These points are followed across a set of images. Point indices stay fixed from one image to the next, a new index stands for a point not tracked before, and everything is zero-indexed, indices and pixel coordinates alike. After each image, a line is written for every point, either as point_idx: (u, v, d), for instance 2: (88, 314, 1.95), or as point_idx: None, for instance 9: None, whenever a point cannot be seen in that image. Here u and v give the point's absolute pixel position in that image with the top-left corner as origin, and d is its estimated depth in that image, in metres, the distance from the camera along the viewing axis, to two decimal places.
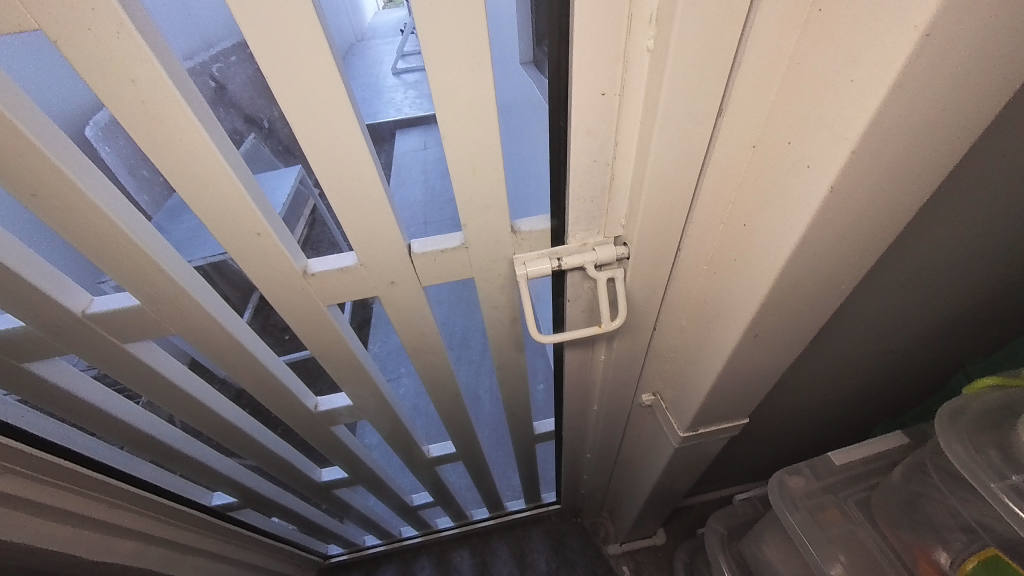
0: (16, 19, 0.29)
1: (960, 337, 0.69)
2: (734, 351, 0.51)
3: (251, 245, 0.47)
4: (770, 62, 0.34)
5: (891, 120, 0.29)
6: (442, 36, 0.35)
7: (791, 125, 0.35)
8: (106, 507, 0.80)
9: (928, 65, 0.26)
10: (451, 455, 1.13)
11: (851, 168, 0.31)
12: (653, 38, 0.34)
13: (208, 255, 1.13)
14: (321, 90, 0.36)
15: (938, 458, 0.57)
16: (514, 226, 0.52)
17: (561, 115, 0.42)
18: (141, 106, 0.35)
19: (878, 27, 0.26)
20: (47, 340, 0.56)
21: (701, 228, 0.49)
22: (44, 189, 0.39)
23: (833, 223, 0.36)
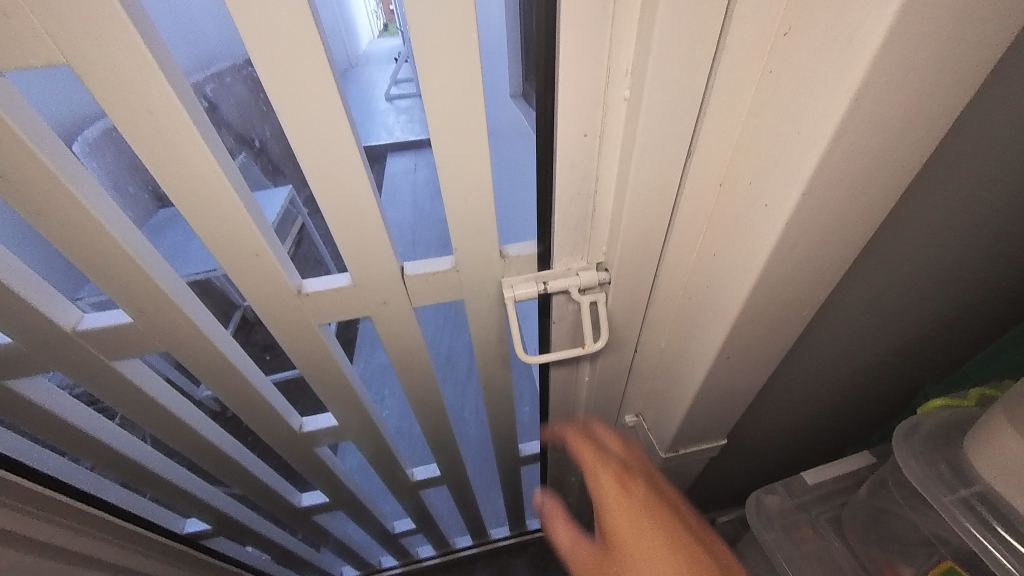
0: (44, 51, 0.32)
1: (917, 359, 0.73)
2: (709, 370, 0.54)
3: (248, 265, 0.49)
4: (730, 113, 0.39)
5: (834, 164, 0.33)
6: (440, 77, 0.38)
7: (752, 167, 0.39)
8: (72, 534, 0.75)
9: (860, 121, 0.31)
10: (434, 478, 1.12)
11: (803, 204, 0.36)
12: (628, 89, 0.39)
13: (208, 269, 1.21)
14: (327, 120, 0.40)
15: (897, 473, 0.59)
16: (503, 250, 0.55)
17: (547, 150, 0.45)
18: (154, 134, 0.37)
19: (818, 90, 0.31)
20: (31, 356, 0.56)
21: (675, 256, 0.52)
22: (49, 207, 0.41)
23: (790, 254, 0.40)
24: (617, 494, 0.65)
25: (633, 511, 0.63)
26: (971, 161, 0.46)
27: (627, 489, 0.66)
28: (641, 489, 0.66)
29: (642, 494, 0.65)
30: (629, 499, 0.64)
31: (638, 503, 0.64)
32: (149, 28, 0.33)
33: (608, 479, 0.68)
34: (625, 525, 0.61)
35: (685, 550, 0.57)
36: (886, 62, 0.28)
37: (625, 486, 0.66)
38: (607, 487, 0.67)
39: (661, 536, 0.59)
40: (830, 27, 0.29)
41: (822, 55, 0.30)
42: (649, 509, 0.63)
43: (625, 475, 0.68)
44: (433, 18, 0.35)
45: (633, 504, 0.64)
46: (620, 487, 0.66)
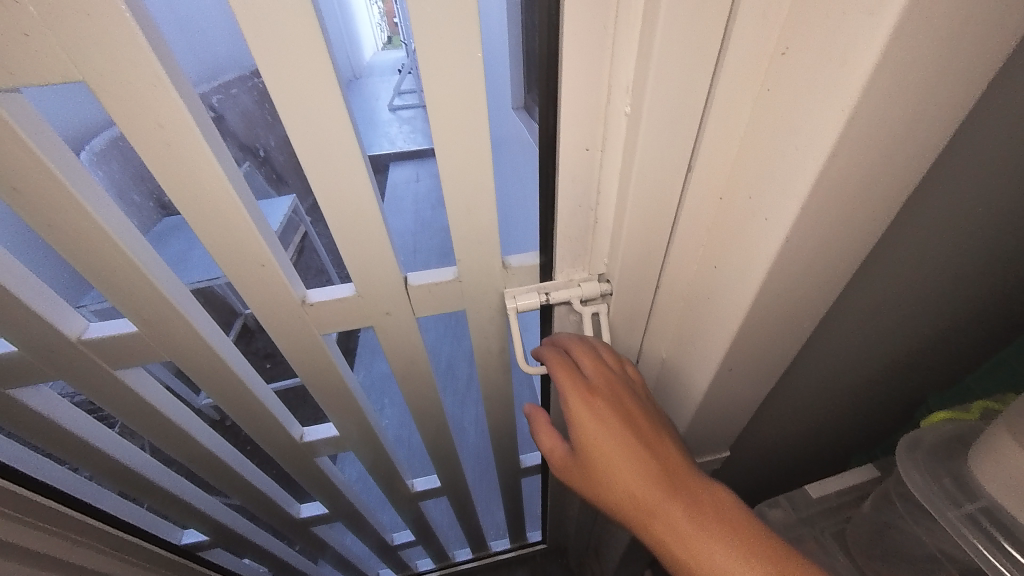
0: (62, 69, 0.33)
1: (916, 370, 0.72)
2: (711, 382, 0.54)
3: (253, 275, 0.50)
4: (728, 129, 0.39)
5: (831, 180, 0.34)
6: (445, 93, 0.39)
7: (750, 182, 0.39)
8: (70, 544, 0.75)
9: (856, 138, 0.31)
10: (434, 489, 1.11)
11: (802, 218, 0.36)
12: (629, 105, 0.39)
13: (211, 276, 1.22)
14: (334, 135, 0.40)
15: (901, 487, 0.58)
16: (505, 261, 0.56)
17: (549, 164, 0.46)
18: (165, 148, 0.38)
19: (813, 109, 0.32)
20: (35, 365, 0.56)
21: (676, 269, 0.52)
22: (60, 219, 0.41)
23: (790, 267, 0.41)
24: (605, 444, 0.48)
25: (628, 462, 0.47)
26: (969, 175, 0.46)
27: (617, 432, 0.49)
28: (635, 427, 0.49)
29: (635, 433, 0.49)
30: (621, 443, 0.48)
31: (630, 444, 0.48)
32: (161, 46, 0.34)
33: (588, 420, 0.50)
34: (619, 480, 0.47)
35: (695, 497, 0.45)
36: (881, 82, 0.28)
37: (615, 426, 0.49)
38: (590, 432, 0.49)
39: (668, 490, 0.46)
40: (825, 46, 0.30)
41: (818, 73, 0.31)
42: (647, 453, 0.48)
43: (611, 411, 0.50)
44: (437, 36, 0.36)
45: (625, 448, 0.48)
46: (611, 436, 0.49)
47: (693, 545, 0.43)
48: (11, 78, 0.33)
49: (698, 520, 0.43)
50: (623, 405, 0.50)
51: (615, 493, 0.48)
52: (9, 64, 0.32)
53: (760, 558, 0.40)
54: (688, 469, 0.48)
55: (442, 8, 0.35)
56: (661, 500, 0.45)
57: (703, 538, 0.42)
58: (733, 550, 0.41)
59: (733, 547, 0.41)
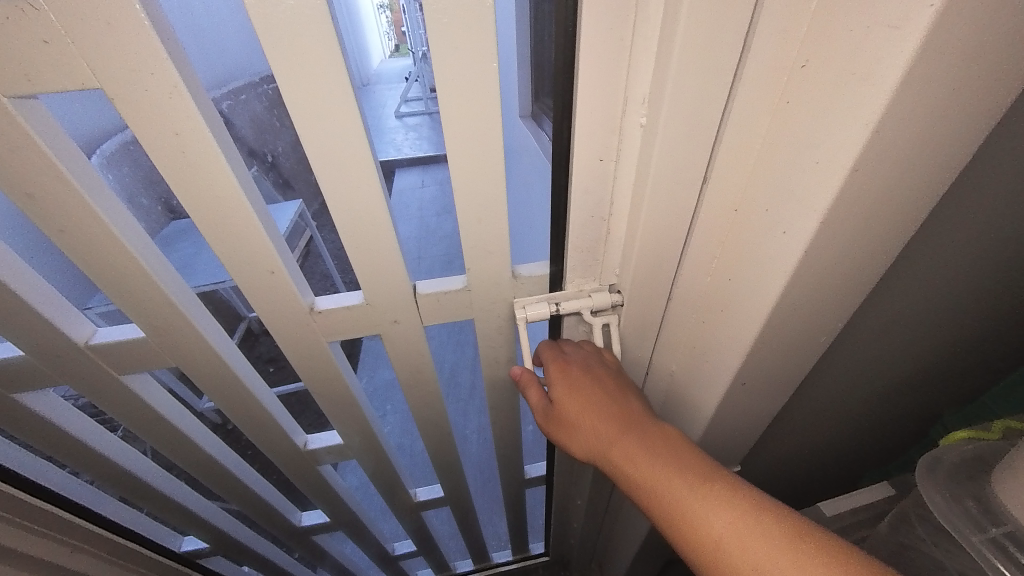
0: (79, 75, 0.33)
1: (932, 388, 0.70)
2: (723, 397, 0.53)
3: (262, 282, 0.49)
4: (744, 141, 0.39)
5: (852, 194, 0.33)
6: (459, 102, 0.39)
7: (766, 195, 0.39)
8: (69, 550, 0.74)
9: (879, 151, 0.31)
10: (437, 499, 1.10)
11: (821, 233, 0.35)
12: (644, 116, 0.39)
13: (218, 280, 1.23)
14: (347, 143, 0.40)
15: (920, 507, 0.54)
16: (514, 271, 0.55)
17: (562, 174, 0.46)
18: (179, 155, 0.38)
19: (835, 122, 0.31)
20: (42, 370, 0.56)
21: (689, 282, 0.51)
22: (72, 224, 0.41)
23: (809, 281, 0.40)
24: (574, 402, 0.53)
25: (595, 415, 0.52)
26: (990, 191, 0.45)
27: (585, 391, 0.53)
28: (603, 386, 0.53)
29: (603, 390, 0.53)
30: (588, 398, 0.53)
31: (597, 399, 0.52)
32: (179, 55, 0.34)
33: (559, 384, 0.55)
34: (588, 431, 0.52)
35: (655, 438, 0.48)
36: (906, 97, 0.28)
37: (583, 386, 0.53)
38: (561, 394, 0.54)
39: (629, 433, 0.49)
40: (846, 60, 0.29)
41: (838, 87, 0.30)
42: (612, 405, 0.52)
43: (580, 375, 0.55)
44: (453, 48, 0.36)
45: (592, 403, 0.52)
46: (579, 394, 0.53)
47: (649, 476, 0.45)
48: (31, 85, 0.33)
49: (654, 455, 0.46)
50: (593, 370, 0.55)
51: (586, 443, 0.52)
52: (31, 72, 0.32)
53: (710, 483, 0.42)
54: (650, 417, 0.51)
55: (459, 21, 0.35)
56: (623, 440, 0.49)
57: (658, 468, 0.45)
58: (685, 477, 0.44)
59: (686, 476, 0.44)
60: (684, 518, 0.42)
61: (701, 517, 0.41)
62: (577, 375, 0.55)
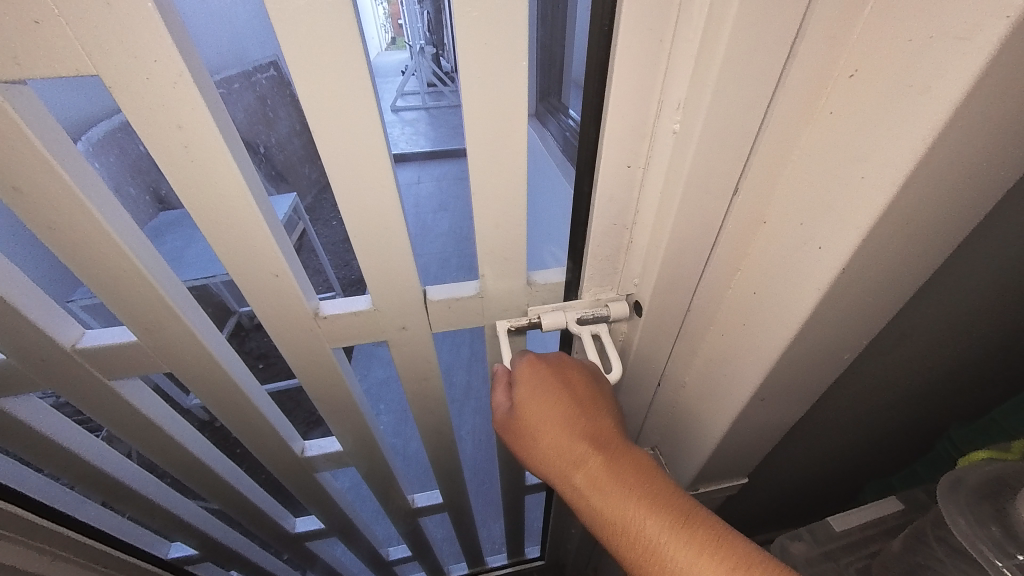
0: (76, 63, 0.30)
1: (942, 403, 0.68)
2: (741, 412, 0.52)
3: (267, 286, 0.47)
4: (779, 152, 0.38)
5: (897, 213, 0.32)
6: (485, 103, 0.37)
7: (801, 208, 0.37)
8: (48, 559, 0.70)
9: (932, 168, 0.29)
10: (435, 505, 1.08)
11: (860, 252, 0.34)
12: (678, 122, 0.37)
13: (209, 276, 1.19)
14: (363, 143, 0.38)
15: (939, 528, 0.53)
16: (529, 278, 0.54)
17: (586, 181, 0.44)
18: (183, 152, 0.35)
19: (887, 136, 0.30)
20: (25, 374, 0.52)
21: (710, 295, 0.50)
22: (64, 223, 0.39)
23: (840, 298, 0.39)
24: (543, 411, 0.49)
25: (562, 429, 0.48)
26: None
27: (555, 400, 0.49)
28: (575, 398, 0.50)
29: (574, 400, 0.50)
30: (557, 410, 0.49)
31: (564, 405, 0.49)
32: (183, 36, 0.31)
33: (529, 391, 0.51)
34: (553, 447, 0.48)
35: (625, 463, 0.45)
36: (969, 112, 0.26)
37: (554, 395, 0.50)
38: (530, 402, 0.50)
39: (599, 454, 0.46)
40: (903, 71, 0.28)
41: (892, 99, 0.29)
42: (582, 422, 0.48)
43: (552, 383, 0.50)
44: (481, 43, 0.34)
45: (558, 409, 0.49)
46: (549, 404, 0.49)
47: (617, 507, 0.43)
48: (21, 69, 0.30)
49: (617, 474, 0.44)
50: (562, 371, 0.52)
51: (548, 461, 0.48)
52: (18, 55, 0.29)
53: (684, 521, 0.40)
54: (621, 438, 0.48)
55: (489, 16, 0.32)
56: (590, 461, 0.45)
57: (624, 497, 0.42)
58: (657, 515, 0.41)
59: (659, 514, 0.41)
60: (654, 557, 0.40)
61: (672, 560, 0.39)
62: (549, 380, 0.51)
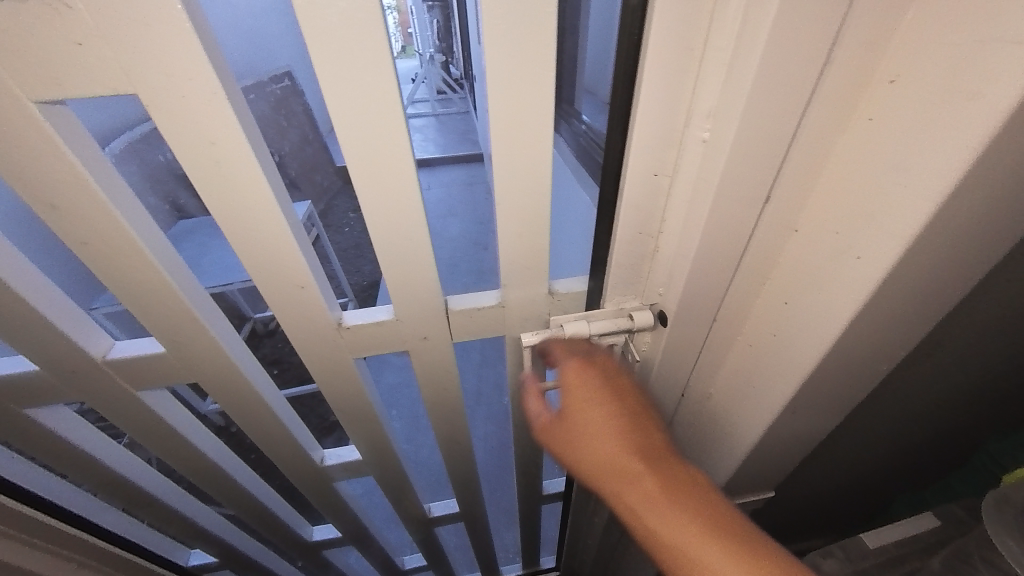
0: (114, 82, 0.30)
1: (975, 414, 0.65)
2: (770, 425, 0.51)
3: (292, 298, 0.47)
4: (813, 160, 0.36)
5: (942, 223, 0.30)
6: (511, 114, 0.37)
7: (839, 217, 0.36)
8: (73, 567, 0.71)
9: (982, 176, 0.28)
10: (452, 514, 1.07)
11: (903, 263, 0.33)
12: (708, 131, 0.36)
13: (226, 283, 1.20)
14: (390, 155, 0.38)
15: (985, 550, 0.50)
16: (551, 286, 0.53)
17: (612, 190, 0.44)
18: (213, 166, 0.35)
19: (933, 145, 0.29)
20: (54, 385, 0.53)
21: (738, 305, 0.49)
22: (97, 238, 0.39)
23: (879, 310, 0.37)
24: (592, 418, 0.47)
25: (612, 441, 0.46)
26: None
27: (606, 411, 0.47)
28: (626, 404, 0.48)
29: (625, 411, 0.47)
30: (603, 416, 0.47)
31: (614, 416, 0.47)
32: (217, 53, 0.31)
33: (577, 395, 0.48)
34: (603, 458, 0.45)
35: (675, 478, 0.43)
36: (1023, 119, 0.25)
37: (601, 400, 0.48)
38: (579, 408, 0.48)
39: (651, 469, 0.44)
40: (951, 78, 0.27)
41: (939, 106, 0.28)
42: (633, 432, 0.46)
43: (601, 387, 0.48)
44: (509, 55, 0.34)
45: (608, 420, 0.47)
46: (599, 411, 0.47)
47: (670, 524, 0.41)
48: (60, 89, 0.31)
49: (670, 491, 0.42)
50: (612, 378, 0.49)
51: (596, 473, 0.46)
52: (59, 75, 0.30)
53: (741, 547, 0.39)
54: (672, 451, 0.46)
55: (516, 28, 0.32)
56: (641, 476, 0.43)
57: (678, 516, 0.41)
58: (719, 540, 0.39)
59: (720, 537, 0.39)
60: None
61: None
62: (599, 387, 0.48)
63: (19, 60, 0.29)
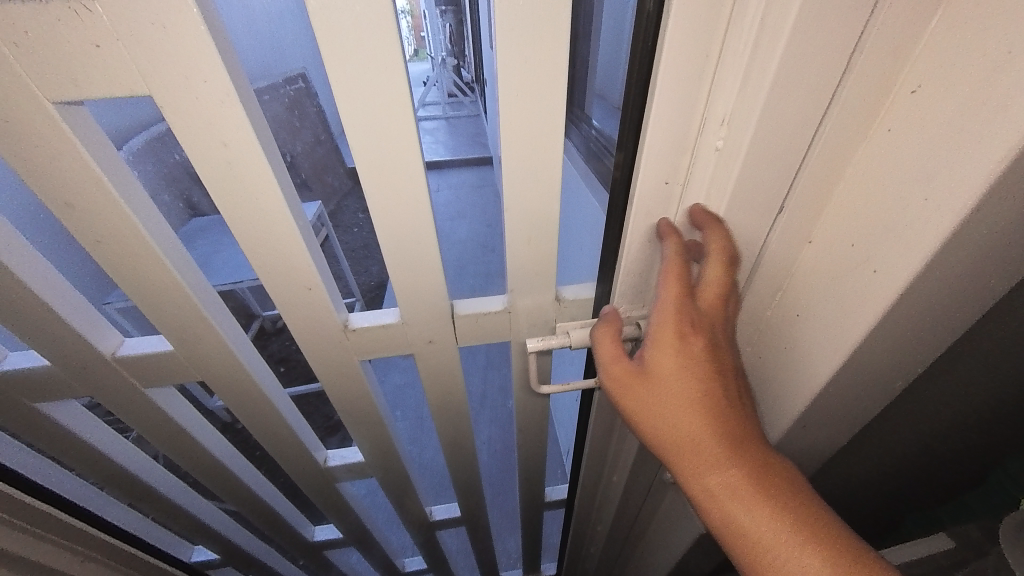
0: (129, 83, 0.31)
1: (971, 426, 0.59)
2: (781, 438, 0.49)
3: (299, 299, 0.47)
4: (830, 169, 0.36)
5: (964, 237, 0.30)
6: (522, 119, 0.37)
7: (856, 228, 0.35)
8: (79, 560, 0.72)
9: (1008, 190, 0.27)
10: (454, 518, 1.07)
11: (923, 278, 0.32)
12: (722, 139, 0.36)
13: (235, 281, 1.21)
14: (400, 158, 0.38)
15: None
16: (558, 293, 0.53)
17: (623, 198, 0.44)
18: (225, 167, 0.35)
19: (955, 157, 0.28)
20: (65, 381, 0.54)
21: (750, 314, 0.48)
22: (110, 236, 0.40)
23: (896, 324, 0.36)
24: (683, 385, 0.39)
25: (700, 416, 0.39)
26: None
27: (699, 381, 0.39)
28: (721, 378, 0.40)
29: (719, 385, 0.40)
30: (694, 386, 0.39)
31: (707, 387, 0.39)
32: (229, 54, 0.31)
33: (674, 353, 0.40)
34: (688, 430, 0.39)
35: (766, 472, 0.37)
36: None
37: (696, 367, 0.40)
38: (671, 370, 0.40)
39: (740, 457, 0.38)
40: (975, 88, 0.26)
41: (964, 116, 0.27)
42: (724, 411, 0.39)
43: (705, 350, 0.40)
44: (522, 61, 0.33)
45: (698, 390, 0.39)
46: (695, 379, 0.39)
47: (750, 517, 0.36)
48: (78, 90, 0.31)
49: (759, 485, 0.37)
50: (713, 342, 0.41)
51: (674, 444, 0.40)
52: (78, 77, 0.30)
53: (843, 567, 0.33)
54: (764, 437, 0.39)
55: (528, 33, 0.32)
56: (727, 461, 0.38)
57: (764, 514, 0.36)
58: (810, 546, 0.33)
59: (818, 544, 0.34)
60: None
61: None
62: (697, 348, 0.40)
63: (38, 60, 0.29)
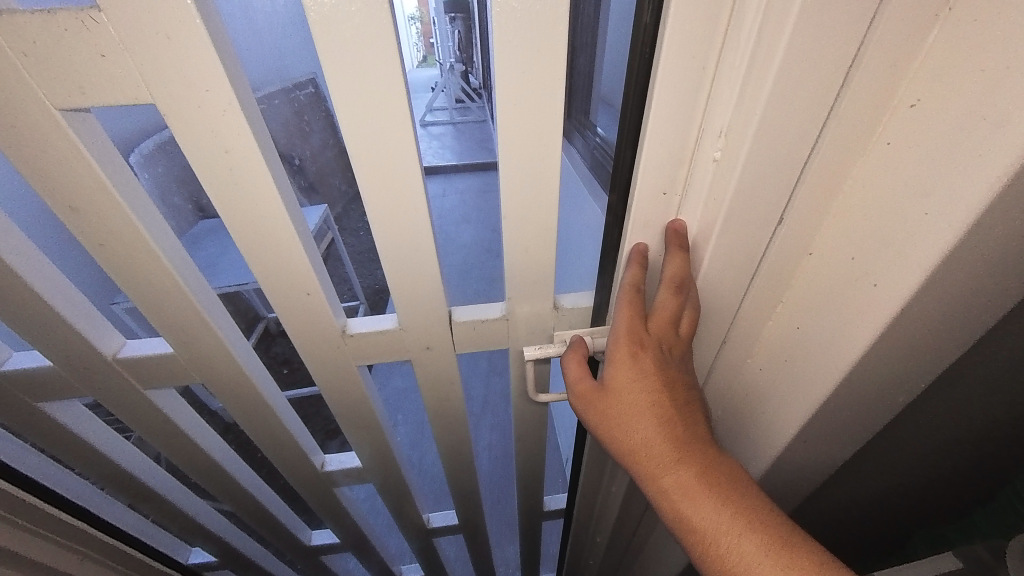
0: (135, 91, 0.32)
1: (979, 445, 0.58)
2: (781, 453, 0.49)
3: (298, 304, 0.48)
4: (829, 182, 0.35)
5: (964, 252, 0.29)
6: (520, 128, 0.37)
7: (856, 241, 0.35)
8: (77, 560, 0.73)
9: (1009, 206, 0.26)
10: (451, 525, 1.06)
11: (923, 293, 0.31)
12: (720, 150, 0.36)
13: (240, 283, 1.23)
14: (398, 165, 0.38)
15: None
16: (556, 301, 0.53)
17: (622, 207, 0.44)
18: (226, 174, 0.36)
19: (956, 172, 0.27)
20: (68, 381, 0.55)
21: (749, 326, 0.47)
22: (114, 240, 0.40)
23: (897, 339, 0.36)
24: (637, 397, 0.41)
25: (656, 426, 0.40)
26: None
27: (654, 393, 0.40)
28: (676, 390, 0.41)
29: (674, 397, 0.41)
30: (650, 398, 0.40)
31: (663, 399, 0.40)
32: (232, 62, 0.32)
33: (628, 368, 0.41)
34: (643, 440, 0.40)
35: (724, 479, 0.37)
36: None
37: (650, 380, 0.41)
38: (627, 384, 0.41)
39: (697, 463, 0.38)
40: (975, 103, 0.26)
41: (963, 131, 0.27)
42: (679, 419, 0.40)
43: (658, 365, 0.41)
44: (520, 71, 0.34)
45: (654, 402, 0.40)
46: (650, 391, 0.40)
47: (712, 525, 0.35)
48: (85, 98, 0.32)
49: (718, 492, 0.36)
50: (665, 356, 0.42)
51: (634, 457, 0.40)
52: (85, 85, 0.31)
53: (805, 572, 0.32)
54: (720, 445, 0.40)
55: (526, 45, 0.32)
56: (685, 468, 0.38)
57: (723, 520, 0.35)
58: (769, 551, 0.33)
59: (778, 549, 0.33)
60: None
61: None
62: (650, 363, 0.41)
63: (47, 69, 0.30)
